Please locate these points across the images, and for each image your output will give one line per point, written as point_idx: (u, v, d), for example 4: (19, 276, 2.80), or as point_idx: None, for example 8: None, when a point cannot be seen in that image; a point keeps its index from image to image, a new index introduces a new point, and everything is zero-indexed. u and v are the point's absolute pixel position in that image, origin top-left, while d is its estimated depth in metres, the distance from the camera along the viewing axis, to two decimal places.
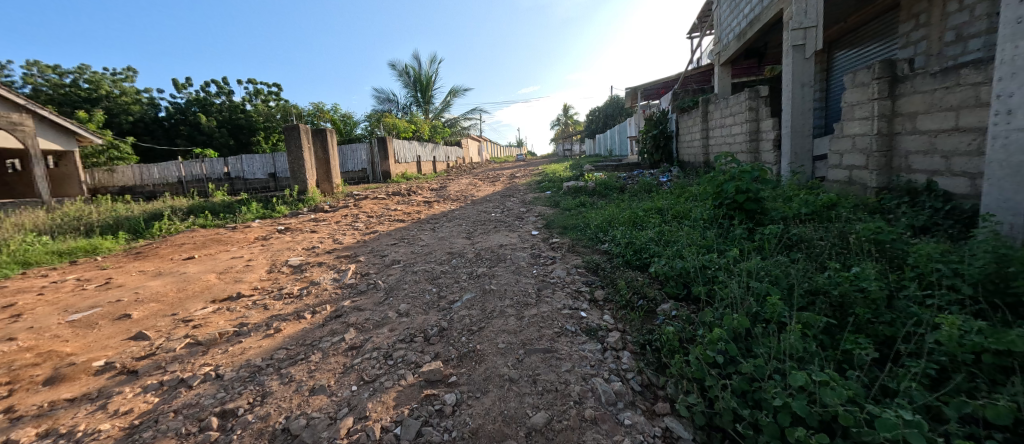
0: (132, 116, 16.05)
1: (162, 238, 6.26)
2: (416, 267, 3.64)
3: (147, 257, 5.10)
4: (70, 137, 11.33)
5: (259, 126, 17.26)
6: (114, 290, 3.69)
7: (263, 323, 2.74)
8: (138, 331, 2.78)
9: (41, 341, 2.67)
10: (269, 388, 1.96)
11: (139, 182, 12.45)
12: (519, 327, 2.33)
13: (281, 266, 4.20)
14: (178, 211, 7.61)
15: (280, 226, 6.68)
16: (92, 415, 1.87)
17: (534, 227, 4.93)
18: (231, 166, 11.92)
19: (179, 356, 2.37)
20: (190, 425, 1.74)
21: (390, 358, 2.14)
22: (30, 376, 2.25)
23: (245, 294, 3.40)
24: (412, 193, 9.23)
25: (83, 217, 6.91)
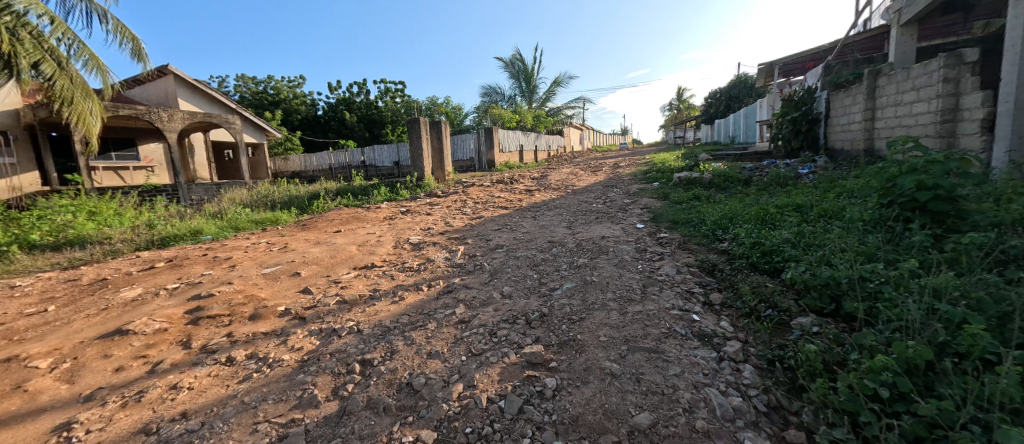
0: (299, 113, 19.57)
1: (319, 214, 7.63)
2: (518, 253, 3.76)
3: (309, 229, 6.26)
4: (261, 132, 14.32)
5: (388, 122, 20.26)
6: (287, 253, 4.63)
7: (391, 291, 3.15)
8: (304, 286, 3.47)
9: (246, 286, 3.52)
10: (396, 346, 2.26)
11: (304, 168, 15.37)
12: (623, 322, 2.25)
13: (403, 243, 4.76)
14: (329, 192, 9.15)
15: (402, 208, 7.54)
16: (277, 347, 2.40)
17: (640, 220, 4.65)
18: (367, 155, 13.77)
19: (332, 310, 2.87)
20: (340, 367, 2.11)
21: (494, 336, 2.27)
22: (242, 311, 2.99)
23: (377, 264, 3.94)
24: (516, 181, 9.48)
25: (268, 194, 8.76)
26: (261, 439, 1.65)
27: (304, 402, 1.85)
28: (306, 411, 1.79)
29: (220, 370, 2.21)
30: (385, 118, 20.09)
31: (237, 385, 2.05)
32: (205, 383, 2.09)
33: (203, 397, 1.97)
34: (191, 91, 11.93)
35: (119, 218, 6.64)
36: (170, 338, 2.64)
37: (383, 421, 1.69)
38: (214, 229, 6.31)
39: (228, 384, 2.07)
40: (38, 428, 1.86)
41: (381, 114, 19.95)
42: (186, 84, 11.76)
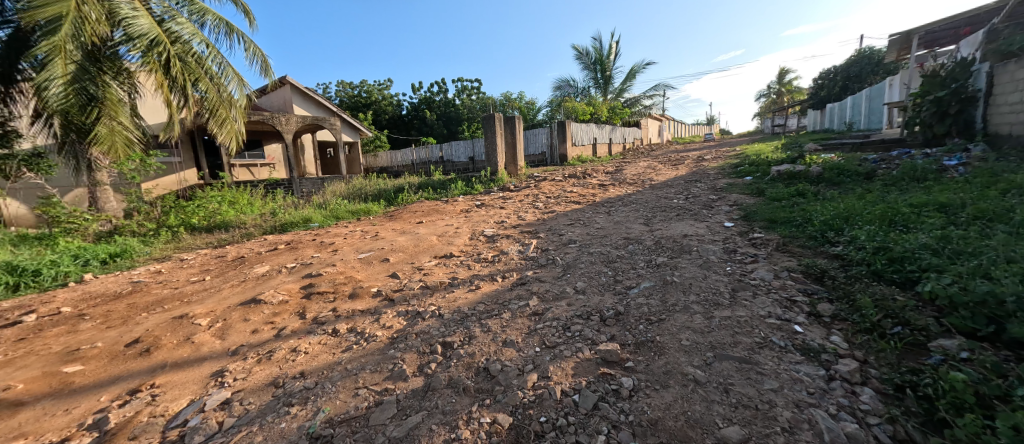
0: (386, 113, 21.11)
1: (404, 206, 8.25)
2: (592, 248, 3.68)
3: (396, 219, 6.79)
4: (356, 131, 15.78)
5: (465, 118, 21.15)
6: (378, 241, 5.07)
7: (468, 280, 3.29)
8: (393, 271, 3.78)
9: (346, 268, 3.94)
10: (474, 331, 2.36)
11: (391, 163, 16.66)
12: (709, 327, 2.08)
13: (478, 235, 4.94)
14: (413, 186, 9.82)
15: (477, 201, 7.82)
16: (372, 324, 2.65)
17: (729, 218, 4.25)
18: (445, 151, 14.13)
19: (417, 294, 3.09)
20: (425, 347, 2.27)
21: (567, 330, 2.25)
22: (343, 289, 3.37)
23: (455, 254, 4.14)
24: (589, 175, 9.24)
25: (362, 188, 9.66)
26: (360, 403, 1.84)
27: (395, 375, 2.02)
28: (396, 383, 1.96)
29: (328, 340, 2.52)
30: (462, 115, 20.99)
31: (340, 353, 2.32)
32: (317, 349, 2.40)
33: (315, 361, 2.26)
34: (303, 96, 13.58)
35: (250, 206, 7.84)
36: (290, 309, 3.07)
37: (463, 401, 1.78)
38: (320, 217, 7.16)
39: (333, 352, 2.35)
40: (200, 374, 2.29)
41: (459, 111, 20.92)
42: (299, 92, 13.43)
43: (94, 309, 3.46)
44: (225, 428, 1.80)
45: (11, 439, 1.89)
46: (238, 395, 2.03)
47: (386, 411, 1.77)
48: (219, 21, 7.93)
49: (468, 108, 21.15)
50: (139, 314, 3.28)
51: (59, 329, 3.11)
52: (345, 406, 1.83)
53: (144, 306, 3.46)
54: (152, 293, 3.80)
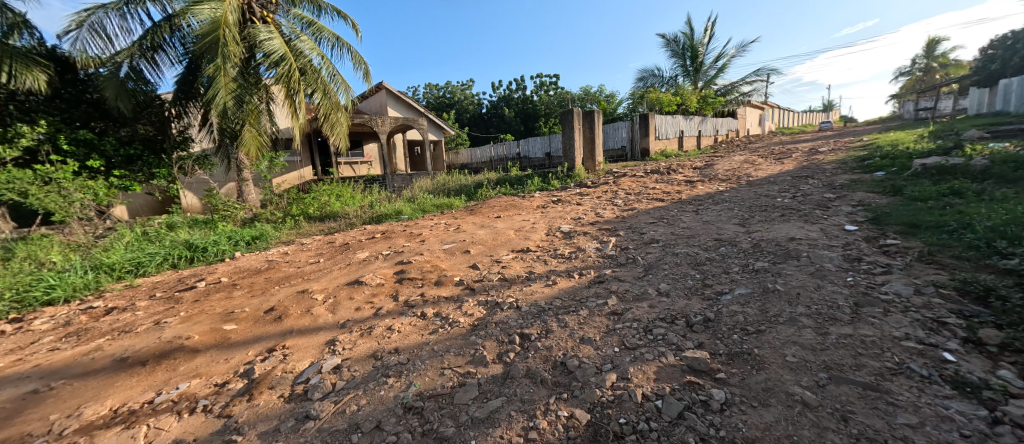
0: (468, 113, 22.00)
1: (483, 201, 8.55)
2: (678, 249, 3.44)
3: (475, 213, 7.04)
4: (440, 130, 16.68)
5: (542, 114, 20.96)
6: (459, 234, 5.31)
7: (545, 274, 3.29)
8: (473, 262, 3.94)
9: (432, 257, 4.20)
10: (552, 325, 2.36)
11: (470, 160, 17.34)
12: (822, 344, 1.82)
13: (555, 231, 4.92)
14: (491, 182, 10.10)
15: (555, 197, 7.78)
16: (456, 310, 2.79)
17: (849, 221, 3.66)
18: (521, 147, 14.33)
19: (496, 286, 3.18)
20: (503, 336, 2.33)
21: (649, 333, 2.13)
22: (429, 277, 3.60)
23: (532, 249, 4.17)
24: (675, 171, 8.63)
25: (444, 183, 10.19)
26: (446, 382, 1.96)
27: (477, 360, 2.11)
28: (477, 367, 2.05)
29: (417, 322, 2.71)
30: (540, 111, 20.80)
31: (428, 335, 2.48)
32: (408, 329, 2.60)
33: (407, 340, 2.46)
34: (395, 100, 14.73)
35: (353, 199, 8.75)
36: (385, 292, 3.37)
37: (540, 392, 1.79)
38: (409, 210, 7.73)
39: (422, 334, 2.52)
40: (317, 341, 2.63)
41: (535, 107, 20.82)
42: (392, 95, 14.60)
43: (240, 281, 4.17)
44: (336, 389, 2.04)
45: (190, 376, 2.37)
46: (345, 362, 2.29)
47: (469, 392, 1.86)
48: (333, 37, 8.97)
49: (546, 104, 20.79)
50: (270, 287, 3.87)
51: (217, 295, 3.80)
52: (433, 383, 1.97)
53: (273, 281, 4.07)
54: (281, 270, 4.45)
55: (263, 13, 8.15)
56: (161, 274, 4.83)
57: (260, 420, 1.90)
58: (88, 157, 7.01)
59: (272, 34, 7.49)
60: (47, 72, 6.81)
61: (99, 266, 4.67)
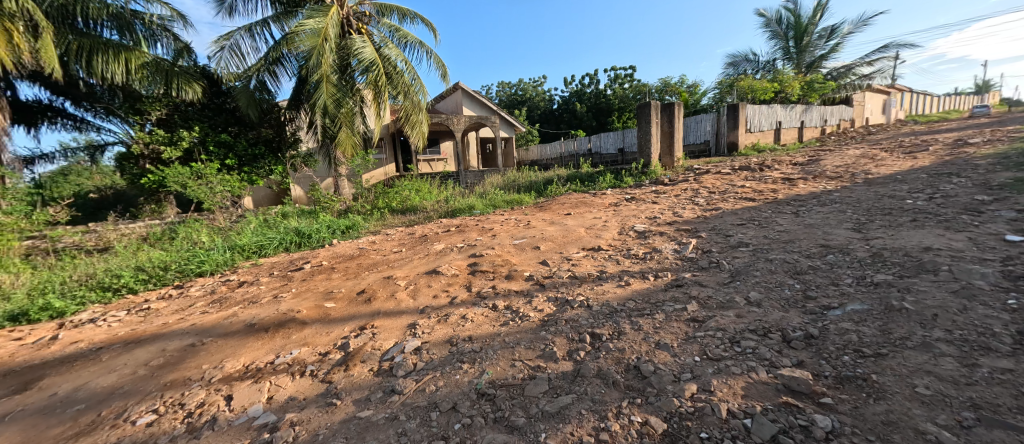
0: (539, 109, 22.03)
1: (553, 197, 8.51)
2: (772, 255, 3.09)
3: (545, 210, 7.02)
4: (511, 127, 16.90)
5: (615, 108, 20.12)
6: (530, 230, 5.34)
7: (617, 274, 3.17)
8: (543, 258, 3.94)
9: (503, 252, 4.28)
10: (625, 327, 2.27)
11: (540, 157, 17.36)
12: (968, 377, 1.51)
13: (628, 230, 4.72)
14: (561, 179, 10.02)
15: (628, 195, 7.47)
16: (526, 305, 2.81)
17: (1009, 230, 2.98)
18: (593, 143, 13.94)
19: (566, 283, 3.14)
20: (574, 334, 2.29)
21: (736, 345, 1.95)
22: (500, 270, 3.67)
23: (604, 248, 4.04)
24: (768, 167, 7.78)
25: (515, 179, 10.31)
26: (517, 373, 1.99)
27: (547, 355, 2.10)
28: (548, 362, 2.04)
29: (489, 313, 2.79)
30: (613, 106, 19.97)
31: (499, 327, 2.53)
32: (480, 319, 2.68)
33: (480, 329, 2.54)
34: (470, 99, 15.22)
35: (430, 193, 9.24)
36: (459, 282, 3.50)
37: (613, 394, 1.73)
38: (481, 205, 7.98)
39: (494, 325, 2.58)
40: (400, 323, 2.83)
41: (608, 102, 20.05)
42: (468, 95, 15.10)
43: (337, 265, 4.64)
44: (417, 369, 2.18)
45: (300, 344, 2.69)
46: (424, 345, 2.43)
47: (539, 385, 1.87)
48: (417, 41, 9.54)
49: (619, 98, 19.87)
50: (360, 272, 4.25)
51: (318, 276, 4.27)
52: (505, 373, 2.00)
53: (362, 266, 4.46)
54: (369, 257, 4.86)
55: (358, 24, 8.95)
56: (277, 255, 5.57)
57: (353, 388, 2.09)
58: (225, 157, 8.34)
59: (364, 42, 8.20)
60: (200, 84, 8.17)
61: (236, 246, 5.53)
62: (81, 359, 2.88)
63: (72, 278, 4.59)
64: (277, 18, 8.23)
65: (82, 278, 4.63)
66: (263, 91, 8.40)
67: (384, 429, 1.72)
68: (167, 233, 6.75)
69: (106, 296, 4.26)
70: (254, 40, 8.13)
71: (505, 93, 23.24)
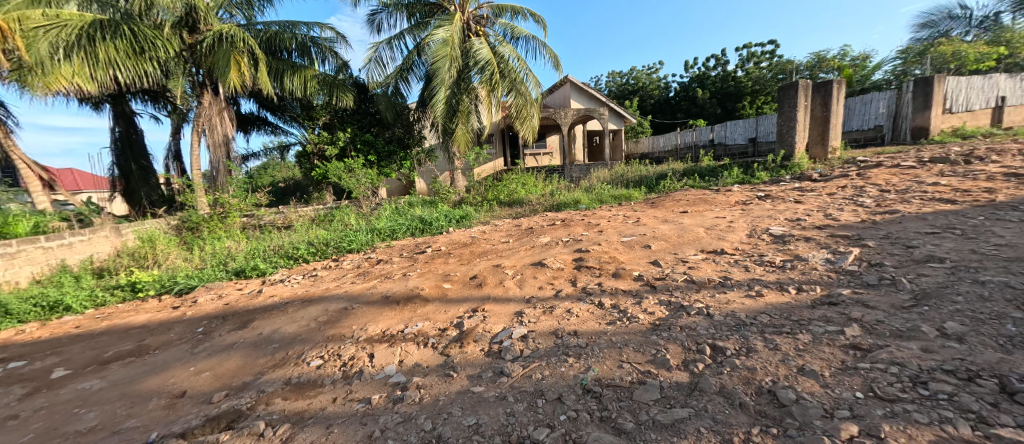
0: (653, 98, 20.64)
1: (667, 193, 7.93)
2: (979, 276, 2.38)
3: (658, 207, 6.56)
4: (620, 119, 16.19)
5: (747, 92, 17.85)
6: (641, 227, 5.04)
7: (746, 283, 2.81)
8: (655, 258, 3.69)
9: (610, 249, 4.14)
10: (754, 344, 1.99)
11: (651, 149, 16.29)
12: None
13: (761, 233, 4.13)
14: (676, 173, 9.28)
15: (760, 193, 6.56)
16: (635, 306, 2.68)
17: None
18: (717, 133, 12.49)
19: (681, 287, 2.89)
20: (690, 343, 2.10)
21: (919, 385, 1.55)
22: (607, 268, 3.55)
23: (729, 251, 3.61)
24: (978, 159, 5.98)
25: (624, 174, 9.86)
26: (626, 375, 1.90)
27: (658, 361, 1.97)
28: (659, 369, 1.91)
29: (594, 309, 2.73)
30: (745, 89, 17.75)
31: (606, 325, 2.46)
32: (586, 315, 2.64)
33: (585, 325, 2.50)
34: (579, 92, 14.97)
35: (536, 187, 9.40)
36: (565, 276, 3.50)
37: (739, 417, 1.54)
38: (587, 200, 7.85)
39: (600, 322, 2.52)
40: (508, 310, 2.95)
41: (738, 85, 17.92)
42: (576, 87, 14.88)
43: (453, 250, 5.04)
44: (523, 355, 2.25)
45: (423, 318, 3.01)
46: (531, 334, 2.49)
47: (650, 392, 1.76)
48: (530, 37, 9.72)
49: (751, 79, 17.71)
50: (472, 259, 4.55)
51: (437, 259, 4.70)
52: (612, 373, 1.94)
53: (474, 254, 4.77)
54: (480, 246, 5.16)
55: (477, 28, 9.50)
56: (405, 238, 6.31)
57: (467, 365, 2.25)
58: (368, 154, 9.71)
59: (482, 44, 8.67)
60: (350, 92, 9.59)
61: (375, 230, 6.41)
62: (273, 309, 3.68)
63: (269, 248, 5.88)
64: (411, 29, 9.21)
65: (275, 248, 5.90)
66: (397, 95, 9.53)
67: (494, 407, 1.81)
68: (327, 215, 8.12)
69: (289, 263, 5.37)
70: (391, 50, 9.23)
71: (616, 83, 22.28)
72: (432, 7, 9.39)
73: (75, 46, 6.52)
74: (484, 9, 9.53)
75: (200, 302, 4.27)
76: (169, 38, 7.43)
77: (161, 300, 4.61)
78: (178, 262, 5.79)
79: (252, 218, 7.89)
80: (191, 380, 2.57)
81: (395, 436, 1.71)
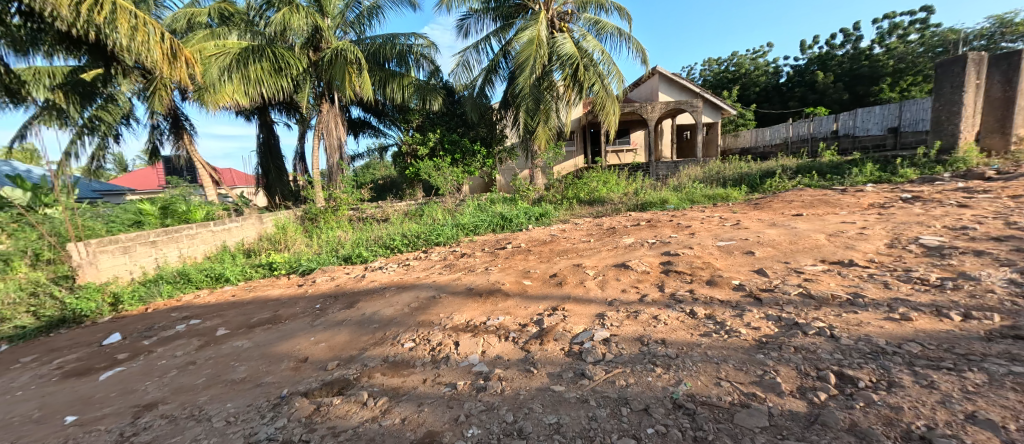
0: (758, 85, 18.44)
1: (774, 194, 7.03)
2: None
3: (764, 209, 5.84)
4: (717, 110, 14.76)
5: (889, 71, 15.15)
6: (743, 231, 4.53)
7: (884, 303, 2.35)
8: (760, 267, 3.28)
9: (704, 253, 3.78)
10: (898, 378, 1.65)
11: (755, 143, 14.51)
12: None
13: (906, 244, 3.43)
14: (787, 170, 8.19)
15: (904, 195, 5.47)
16: (734, 318, 2.41)
17: None
18: (843, 122, 10.65)
19: (794, 301, 2.52)
20: (808, 367, 1.82)
21: None
22: (700, 274, 3.25)
23: (860, 264, 3.05)
24: None
25: (720, 171, 8.97)
26: (725, 395, 1.71)
27: (766, 384, 1.74)
28: (767, 393, 1.68)
29: (685, 319, 2.52)
30: (885, 68, 15.11)
31: (700, 337, 2.25)
32: (675, 324, 2.45)
33: (675, 335, 2.32)
34: (669, 83, 13.91)
35: (618, 185, 9.01)
36: (651, 280, 3.30)
37: None
38: (675, 200, 7.33)
39: (692, 333, 2.31)
40: (589, 311, 2.86)
41: (876, 63, 15.32)
42: (666, 79, 13.82)
43: (533, 247, 5.07)
44: (606, 359, 2.16)
45: (504, 312, 3.07)
46: (614, 338, 2.39)
47: (756, 417, 1.56)
48: (616, 29, 9.35)
49: (892, 56, 15.22)
50: (552, 257, 4.52)
51: (518, 256, 4.77)
52: (708, 390, 1.76)
53: (554, 252, 4.74)
54: (559, 244, 5.11)
55: (560, 24, 9.43)
56: (488, 234, 6.52)
57: (547, 362, 2.24)
58: (454, 153, 10.26)
59: (566, 40, 8.57)
60: (439, 95, 10.21)
61: (459, 225, 6.72)
62: (374, 292, 4.08)
63: (371, 238, 6.53)
64: (497, 31, 9.45)
65: (375, 239, 6.54)
66: (482, 97, 9.88)
67: (576, 409, 1.76)
68: (418, 210, 8.72)
69: (388, 252, 5.89)
70: (478, 54, 9.59)
71: (713, 71, 20.40)
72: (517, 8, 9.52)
73: (232, 68, 7.89)
74: (569, 4, 9.40)
75: (318, 281, 4.91)
76: (299, 57, 8.65)
77: (290, 278, 5.41)
78: (302, 247, 6.74)
79: (357, 211, 8.81)
80: (311, 349, 2.95)
81: (478, 423, 1.75)
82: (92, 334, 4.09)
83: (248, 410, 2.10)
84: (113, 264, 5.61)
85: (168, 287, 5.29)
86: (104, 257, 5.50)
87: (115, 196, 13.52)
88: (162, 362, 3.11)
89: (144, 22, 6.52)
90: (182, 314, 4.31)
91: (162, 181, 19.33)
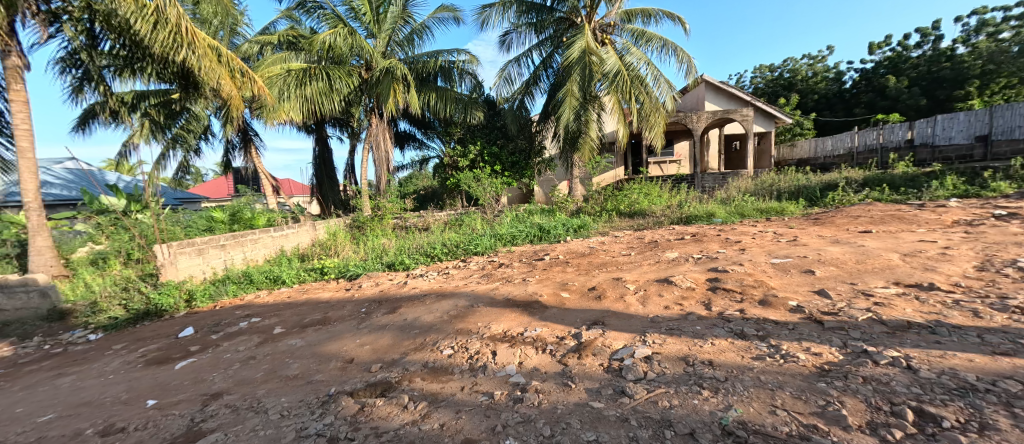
0: (817, 92, 17.30)
1: (837, 208, 6.53)
2: None
3: (825, 224, 5.42)
4: (770, 120, 13.94)
5: (976, 73, 13.64)
6: (802, 248, 4.22)
7: (971, 332, 2.10)
8: (821, 287, 3.03)
9: (755, 271, 3.55)
10: (992, 420, 1.45)
11: (813, 155, 13.52)
12: None
13: (1000, 267, 3.04)
14: (852, 183, 7.56)
15: (997, 211, 4.87)
16: (791, 342, 2.24)
17: None
18: (918, 131, 9.66)
19: (861, 326, 2.31)
20: (880, 401, 1.65)
21: None
22: (752, 293, 3.06)
23: (943, 288, 2.74)
24: None
25: (774, 183, 8.41)
26: (781, 424, 1.58)
27: (829, 416, 1.59)
28: (831, 426, 1.54)
29: (735, 340, 2.37)
30: (972, 70, 13.63)
31: (752, 360, 2.10)
32: (723, 345, 2.31)
33: (724, 356, 2.19)
34: (716, 92, 13.39)
35: (661, 198, 8.75)
36: (697, 298, 3.15)
37: None
38: (723, 213, 6.97)
39: (742, 355, 2.18)
40: (630, 327, 2.76)
41: (959, 65, 13.87)
42: (712, 88, 13.33)
43: (571, 260, 5.01)
44: (647, 378, 2.08)
45: (542, 324, 3.04)
46: (656, 356, 2.29)
47: None
48: (661, 40, 9.18)
49: (979, 56, 13.72)
50: (591, 270, 4.45)
51: (555, 268, 4.73)
52: (762, 418, 1.63)
53: (593, 264, 4.65)
54: (598, 257, 5.01)
55: (603, 36, 9.41)
56: (525, 245, 6.54)
57: (585, 377, 2.19)
58: (494, 164, 10.51)
59: (610, 54, 8.50)
60: (481, 109, 10.45)
61: (497, 235, 6.81)
62: (415, 299, 4.20)
63: (413, 246, 6.76)
64: (539, 45, 9.56)
65: (417, 247, 6.74)
66: (522, 109, 10.06)
67: (616, 428, 1.70)
68: (457, 219, 8.93)
69: (429, 261, 6.04)
70: (520, 67, 9.75)
71: (766, 79, 19.36)
72: (561, 22, 9.56)
73: (291, 90, 8.55)
74: (612, 17, 9.37)
75: (364, 286, 5.14)
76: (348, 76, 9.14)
77: (339, 282, 5.68)
78: (350, 253, 7.11)
79: (401, 220, 9.14)
80: (356, 350, 3.08)
81: (515, 435, 1.74)
82: (170, 326, 4.53)
83: (299, 406, 2.22)
84: (189, 264, 6.15)
85: (233, 287, 5.73)
86: (182, 258, 6.04)
87: (193, 203, 14.98)
88: (227, 355, 3.36)
89: (228, 58, 7.39)
90: (244, 312, 4.66)
91: (233, 191, 21.31)
